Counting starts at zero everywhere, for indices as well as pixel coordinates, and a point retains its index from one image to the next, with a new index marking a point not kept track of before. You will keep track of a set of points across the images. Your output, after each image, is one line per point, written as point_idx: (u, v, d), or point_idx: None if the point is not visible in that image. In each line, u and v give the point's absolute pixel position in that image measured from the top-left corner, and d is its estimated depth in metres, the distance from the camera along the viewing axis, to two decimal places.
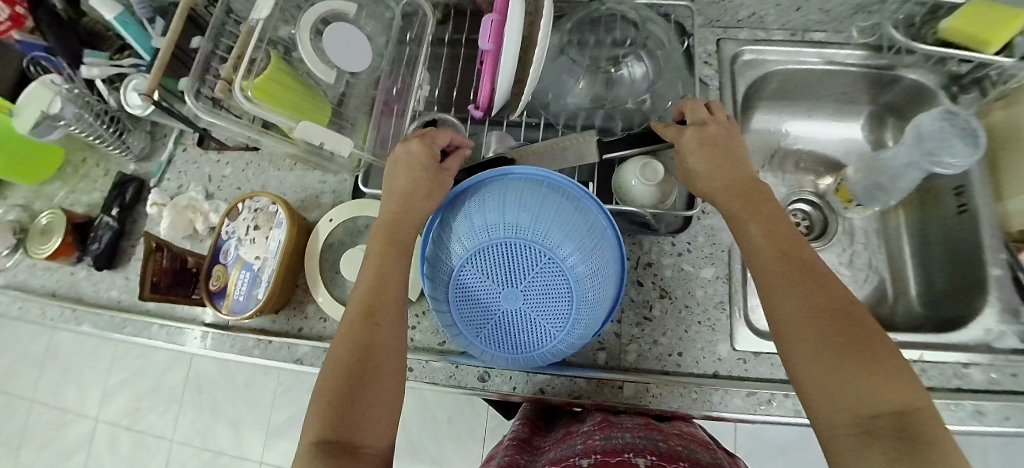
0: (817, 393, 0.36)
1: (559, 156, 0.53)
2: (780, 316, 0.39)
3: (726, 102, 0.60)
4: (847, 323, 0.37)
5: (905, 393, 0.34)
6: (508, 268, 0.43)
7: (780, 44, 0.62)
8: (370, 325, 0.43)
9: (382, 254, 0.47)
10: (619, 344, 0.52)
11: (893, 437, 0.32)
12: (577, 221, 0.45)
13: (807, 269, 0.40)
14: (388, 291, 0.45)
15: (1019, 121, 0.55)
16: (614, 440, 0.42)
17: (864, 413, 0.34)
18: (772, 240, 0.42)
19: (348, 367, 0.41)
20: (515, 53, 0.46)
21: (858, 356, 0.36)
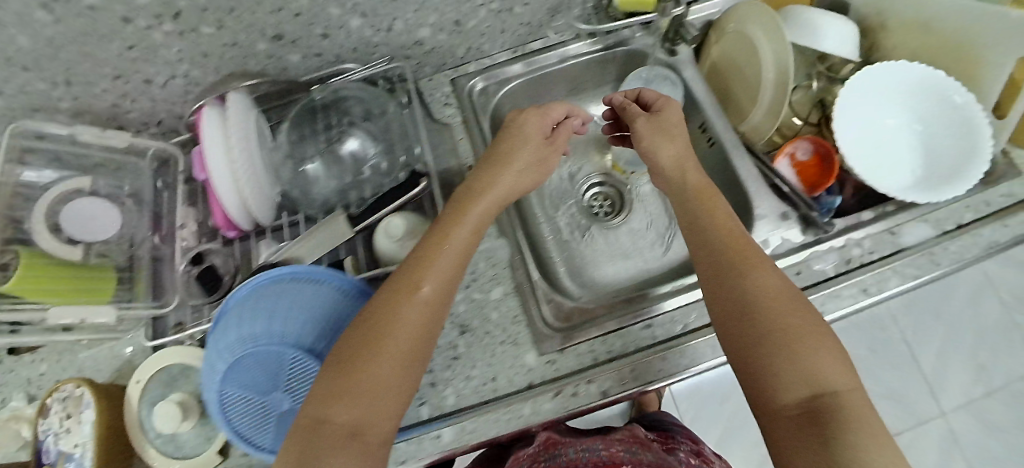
0: (762, 375, 0.40)
1: (320, 243, 0.55)
2: (739, 296, 0.43)
3: (473, 131, 0.65)
4: (797, 311, 0.42)
5: (835, 380, 0.38)
6: (267, 374, 0.44)
7: (507, 64, 0.69)
8: (383, 355, 0.40)
9: (419, 259, 0.45)
10: (437, 391, 0.53)
11: (824, 414, 0.37)
12: (320, 305, 0.47)
13: (759, 259, 0.46)
14: (409, 296, 0.43)
15: (729, 52, 0.66)
16: (559, 458, 0.47)
17: (800, 397, 0.38)
18: (730, 240, 0.48)
19: (324, 405, 0.38)
20: (226, 177, 0.50)
21: (799, 340, 0.40)
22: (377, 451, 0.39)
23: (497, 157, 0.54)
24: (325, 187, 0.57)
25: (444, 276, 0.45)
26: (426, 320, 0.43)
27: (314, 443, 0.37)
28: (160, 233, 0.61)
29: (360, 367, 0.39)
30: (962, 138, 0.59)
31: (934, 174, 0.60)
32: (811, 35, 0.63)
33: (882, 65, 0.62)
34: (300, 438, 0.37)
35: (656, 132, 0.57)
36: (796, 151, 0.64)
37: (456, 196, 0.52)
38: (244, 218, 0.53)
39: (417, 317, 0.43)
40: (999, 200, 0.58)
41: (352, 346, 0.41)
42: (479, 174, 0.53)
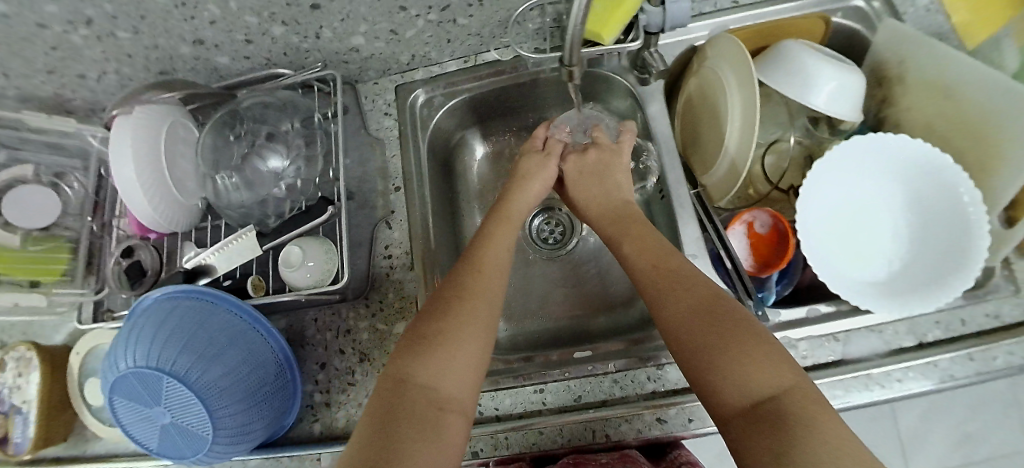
0: (705, 390, 0.39)
1: (235, 255, 0.56)
2: (666, 315, 0.43)
3: (406, 148, 0.61)
4: (723, 319, 0.41)
5: (773, 385, 0.37)
6: (146, 391, 0.46)
7: (453, 77, 0.63)
8: (465, 326, 0.44)
9: (464, 274, 0.48)
10: (330, 413, 0.56)
11: (769, 424, 0.35)
12: (201, 330, 0.49)
13: (677, 272, 0.45)
14: (428, 319, 0.45)
15: (704, 91, 0.59)
16: None
17: (742, 408, 0.37)
18: (649, 262, 0.47)
19: (417, 365, 0.42)
20: (128, 192, 0.51)
21: (733, 342, 0.39)
22: (455, 428, 0.40)
23: (503, 213, 0.56)
24: (237, 203, 0.56)
25: (495, 270, 0.49)
26: (494, 293, 0.48)
27: (405, 401, 0.40)
28: (100, 218, 0.62)
29: (450, 333, 0.44)
30: (950, 233, 0.52)
31: (912, 273, 0.54)
32: (800, 83, 0.55)
33: (873, 137, 0.55)
34: (390, 400, 0.40)
35: (584, 175, 0.59)
36: (754, 219, 0.57)
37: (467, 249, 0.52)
38: (166, 229, 0.56)
39: (484, 292, 0.47)
40: (979, 319, 0.53)
41: (391, 375, 0.42)
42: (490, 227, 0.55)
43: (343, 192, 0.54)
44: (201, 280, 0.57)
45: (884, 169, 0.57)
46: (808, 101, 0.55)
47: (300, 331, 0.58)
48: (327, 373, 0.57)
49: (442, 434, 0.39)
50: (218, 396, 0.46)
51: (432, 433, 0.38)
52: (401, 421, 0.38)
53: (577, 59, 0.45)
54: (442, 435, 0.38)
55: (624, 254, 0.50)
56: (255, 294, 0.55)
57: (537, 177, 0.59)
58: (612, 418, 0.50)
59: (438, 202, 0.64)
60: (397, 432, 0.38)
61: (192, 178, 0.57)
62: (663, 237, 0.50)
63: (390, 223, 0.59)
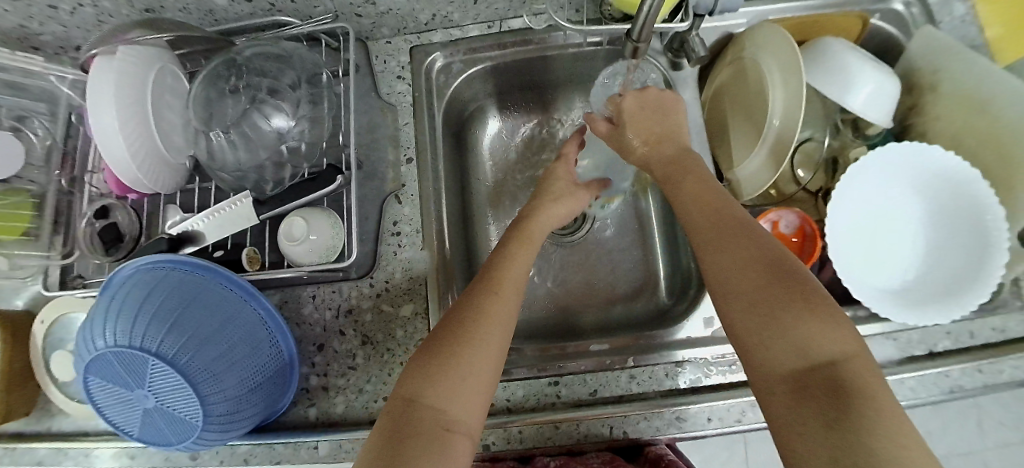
0: (751, 347, 0.36)
1: (228, 223, 0.51)
2: (727, 265, 0.39)
3: (421, 117, 0.57)
4: (782, 277, 0.37)
5: (832, 349, 0.34)
6: (129, 372, 0.42)
7: (475, 43, 0.58)
8: (484, 352, 0.40)
9: (485, 295, 0.43)
10: (327, 398, 0.52)
11: (819, 391, 0.32)
12: (193, 308, 0.44)
13: (733, 223, 0.41)
14: (441, 341, 0.40)
15: (741, 80, 0.56)
16: None
17: (793, 369, 0.34)
18: (704, 210, 0.43)
19: (425, 386, 0.38)
20: (110, 149, 0.45)
21: (793, 299, 0.36)
22: (462, 452, 0.37)
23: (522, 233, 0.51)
24: (232, 165, 0.50)
25: (514, 288, 0.45)
26: (509, 316, 0.43)
27: (414, 423, 0.36)
28: (68, 174, 0.56)
29: (464, 354, 0.39)
30: (972, 253, 0.52)
31: (927, 287, 0.55)
32: (840, 83, 0.53)
33: (902, 147, 0.55)
34: (398, 424, 0.36)
35: (636, 118, 0.52)
36: (780, 219, 0.55)
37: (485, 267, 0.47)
38: (148, 190, 0.50)
39: (501, 313, 0.42)
40: (987, 332, 0.54)
41: (396, 403, 0.38)
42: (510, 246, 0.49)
43: (354, 160, 0.49)
44: (186, 249, 0.51)
45: (908, 183, 0.57)
46: (844, 102, 0.53)
47: (296, 308, 0.54)
48: (325, 355, 0.53)
49: (450, 461, 0.35)
50: (211, 379, 0.42)
51: (440, 460, 0.35)
52: (409, 448, 0.34)
53: (646, 34, 0.42)
54: (450, 459, 0.35)
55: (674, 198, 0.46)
56: (249, 268, 0.50)
57: (564, 194, 0.56)
58: (630, 415, 0.49)
59: (450, 178, 0.60)
60: (404, 450, 0.34)
61: (180, 132, 0.51)
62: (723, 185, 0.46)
63: (400, 198, 0.55)
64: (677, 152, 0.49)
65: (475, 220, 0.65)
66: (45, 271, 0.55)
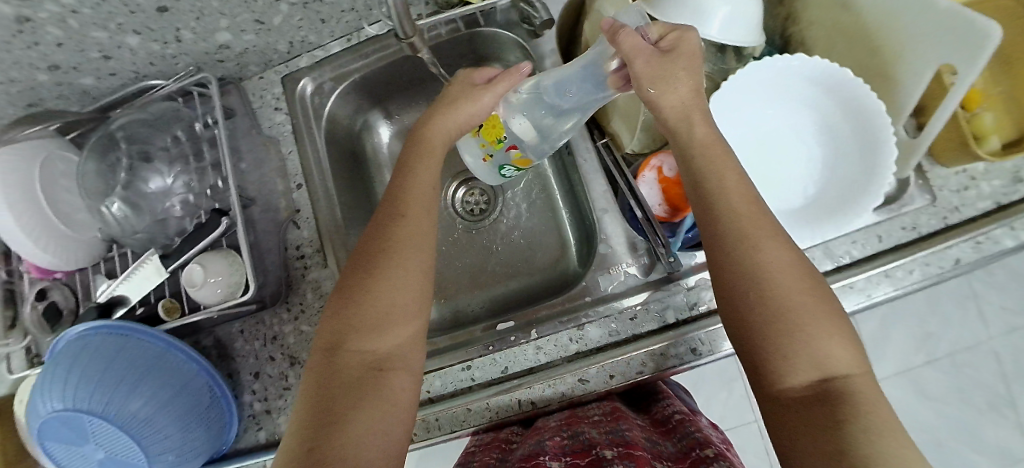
0: (772, 353, 0.36)
1: (143, 282, 0.55)
2: (762, 264, 0.38)
3: (303, 142, 0.59)
4: (813, 290, 0.37)
5: (846, 364, 0.35)
6: (75, 431, 0.48)
7: (339, 59, 0.60)
8: (404, 274, 0.41)
9: (399, 219, 0.43)
10: (271, 420, 0.56)
11: (837, 400, 0.34)
12: (116, 365, 0.49)
13: (767, 226, 0.39)
14: (369, 277, 0.41)
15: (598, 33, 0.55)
16: (581, 435, 0.46)
17: (809, 381, 0.35)
18: (738, 208, 0.40)
19: (350, 330, 0.40)
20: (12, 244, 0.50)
21: (822, 315, 0.36)
22: (400, 385, 0.39)
23: (420, 149, 0.49)
24: (131, 229, 0.54)
25: (423, 207, 0.45)
26: (423, 240, 0.43)
27: (349, 369, 0.39)
28: (9, 266, 0.61)
29: (380, 289, 0.40)
30: (864, 155, 0.51)
31: (827, 198, 0.53)
32: (690, 11, 0.52)
33: (766, 62, 0.53)
34: (331, 371, 0.39)
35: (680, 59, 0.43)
36: (662, 164, 0.54)
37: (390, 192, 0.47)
38: (68, 267, 0.54)
39: (413, 237, 0.43)
40: (895, 234, 0.53)
41: (321, 348, 0.41)
42: (408, 160, 0.48)
43: (235, 200, 0.52)
44: (117, 312, 0.56)
45: (789, 97, 0.55)
46: (705, 30, 0.52)
47: (228, 344, 0.58)
48: (261, 382, 0.57)
49: (388, 394, 0.39)
50: (143, 426, 0.48)
51: (373, 401, 0.38)
52: (342, 395, 0.37)
53: (412, 28, 0.42)
54: (384, 391, 0.38)
55: (704, 188, 0.41)
56: (168, 318, 0.54)
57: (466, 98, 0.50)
58: (535, 386, 0.51)
59: (348, 192, 0.62)
60: (334, 397, 0.37)
61: (83, 209, 0.55)
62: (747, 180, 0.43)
63: (298, 223, 0.58)
64: (705, 134, 0.43)
65: None
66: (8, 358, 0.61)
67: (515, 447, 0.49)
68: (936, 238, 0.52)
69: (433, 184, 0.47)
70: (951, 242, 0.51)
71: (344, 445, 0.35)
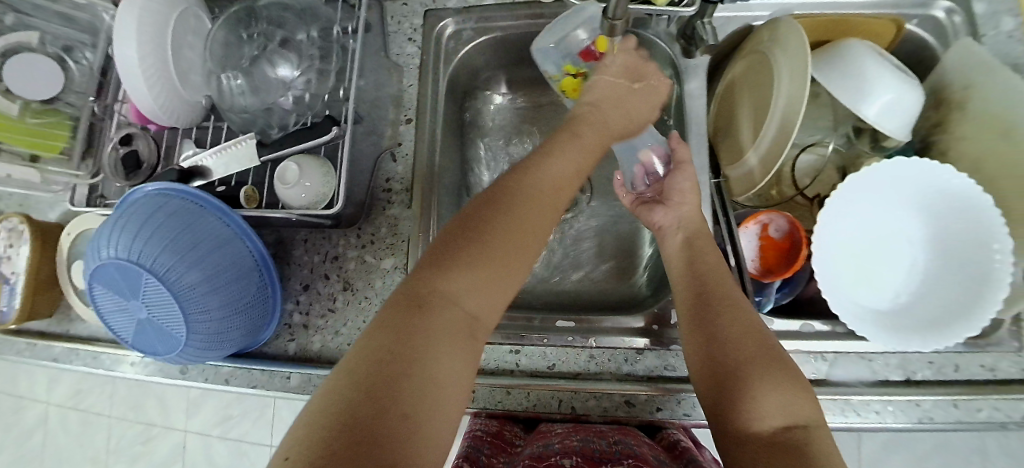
0: (741, 397, 0.37)
1: (233, 162, 0.55)
2: (729, 320, 0.41)
3: (425, 79, 0.58)
4: (771, 347, 0.39)
5: (806, 415, 0.35)
6: (124, 282, 0.46)
7: (488, 12, 0.59)
8: (515, 256, 0.41)
9: (531, 195, 0.43)
10: (307, 335, 0.56)
11: (795, 448, 0.33)
12: (187, 237, 0.48)
13: (733, 291, 0.44)
14: (490, 240, 0.40)
15: (754, 75, 0.54)
16: (591, 443, 0.45)
17: (769, 427, 0.34)
18: (715, 266, 0.46)
19: (447, 275, 0.38)
20: (129, 86, 0.49)
21: (779, 368, 0.37)
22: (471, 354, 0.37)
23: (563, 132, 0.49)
24: (240, 108, 0.53)
25: (548, 198, 0.44)
26: (539, 227, 0.43)
27: (431, 312, 0.36)
28: (103, 101, 0.61)
29: (496, 261, 0.39)
30: (967, 282, 0.49)
31: (917, 310, 0.52)
32: (855, 89, 0.50)
33: (893, 163, 0.51)
34: (415, 316, 0.35)
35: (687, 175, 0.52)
36: (769, 223, 0.55)
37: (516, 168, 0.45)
38: (166, 122, 0.54)
39: (526, 213, 0.42)
40: (972, 369, 0.51)
41: (409, 290, 0.37)
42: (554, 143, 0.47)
43: (351, 113, 0.50)
44: (195, 182, 0.56)
45: (911, 200, 0.54)
46: (859, 110, 0.51)
47: (288, 249, 0.58)
48: (308, 295, 0.57)
49: (459, 357, 0.36)
50: (196, 300, 0.47)
51: (449, 351, 0.35)
52: (427, 332, 0.35)
53: (621, 12, 0.42)
54: (459, 354, 0.36)
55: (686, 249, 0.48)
56: (247, 205, 0.54)
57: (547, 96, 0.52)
58: (580, 392, 0.50)
59: (448, 142, 0.61)
60: (422, 350, 0.33)
61: (198, 72, 0.55)
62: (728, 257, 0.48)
63: (395, 156, 0.58)
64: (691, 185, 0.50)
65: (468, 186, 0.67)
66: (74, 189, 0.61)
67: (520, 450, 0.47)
68: (1011, 386, 0.51)
69: (565, 178, 0.46)
70: None
71: (419, 377, 0.32)
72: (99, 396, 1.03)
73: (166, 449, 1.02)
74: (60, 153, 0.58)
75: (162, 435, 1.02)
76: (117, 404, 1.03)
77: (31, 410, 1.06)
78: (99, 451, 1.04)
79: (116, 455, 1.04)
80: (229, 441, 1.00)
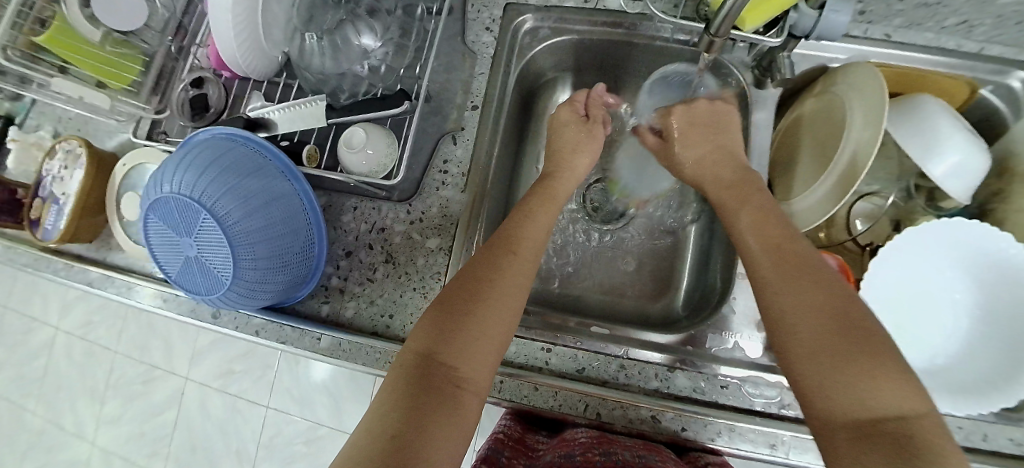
0: (816, 390, 0.35)
1: (299, 119, 0.55)
2: (791, 306, 0.38)
3: (496, 69, 0.59)
4: (844, 323, 0.36)
5: (898, 403, 0.32)
6: (181, 220, 0.46)
7: (568, 13, 0.58)
8: (502, 312, 0.43)
9: (513, 260, 0.45)
10: (342, 300, 0.56)
11: (890, 443, 0.31)
12: (245, 184, 0.48)
13: (804, 265, 0.40)
14: (479, 308, 0.42)
15: (824, 116, 0.54)
16: (614, 456, 0.45)
17: (853, 418, 0.33)
18: (768, 245, 0.43)
19: (445, 343, 0.40)
20: (216, 29, 0.50)
21: (857, 346, 0.34)
22: (471, 408, 0.39)
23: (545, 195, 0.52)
24: (317, 68, 0.53)
25: (530, 254, 0.47)
26: (523, 282, 0.45)
27: (434, 381, 0.38)
28: (179, 41, 0.63)
29: (483, 322, 0.41)
30: (1011, 353, 0.49)
31: (954, 373, 0.51)
32: (924, 145, 0.50)
33: (954, 222, 0.51)
34: (420, 387, 0.38)
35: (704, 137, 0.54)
36: None
37: (500, 232, 0.48)
38: (242, 71, 0.55)
39: (515, 277, 0.45)
40: (1001, 441, 0.51)
41: (409, 362, 0.40)
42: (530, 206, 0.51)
43: (423, 92, 0.52)
44: (259, 133, 0.57)
45: (961, 263, 0.53)
46: (926, 167, 0.51)
47: (337, 213, 0.59)
48: (350, 262, 0.57)
49: (461, 414, 0.38)
50: (247, 247, 0.47)
51: (452, 416, 0.37)
52: (428, 398, 0.37)
53: (724, 32, 0.43)
54: (459, 413, 0.38)
55: (738, 229, 0.46)
56: (307, 164, 0.55)
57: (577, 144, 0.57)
58: (607, 400, 0.50)
59: (506, 135, 0.62)
60: (427, 423, 0.36)
61: (281, 28, 0.56)
62: (789, 221, 0.45)
63: (456, 139, 0.58)
64: (738, 176, 0.50)
65: (516, 181, 0.67)
66: (137, 122, 0.62)
67: (541, 455, 0.49)
68: None
69: (542, 240, 0.49)
70: None
71: (425, 450, 0.34)
72: (109, 329, 1.04)
73: (164, 393, 1.03)
74: (129, 86, 0.60)
75: (162, 378, 1.03)
76: (125, 341, 1.03)
77: (40, 332, 1.07)
78: (99, 384, 1.05)
79: (115, 390, 1.04)
80: (226, 395, 1.01)
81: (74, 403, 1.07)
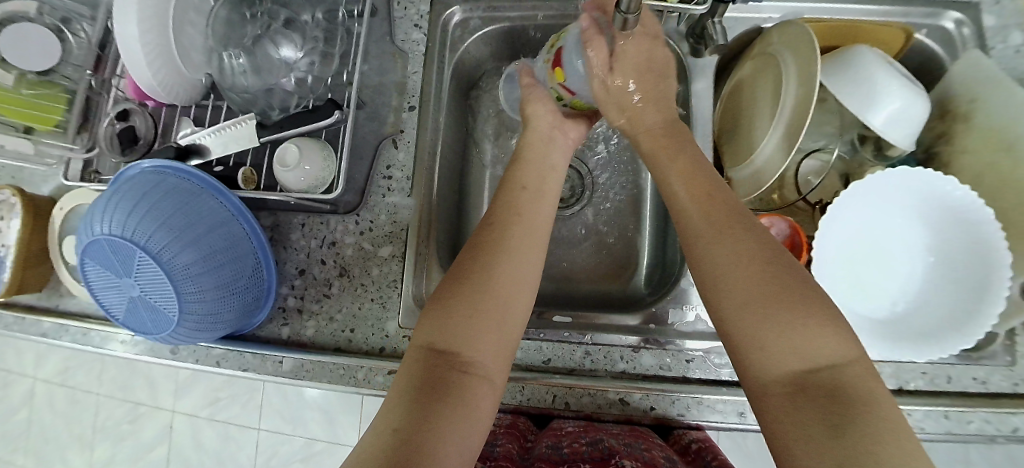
0: (752, 344, 0.35)
1: (230, 142, 0.54)
2: (721, 259, 0.38)
3: (429, 66, 0.58)
4: (772, 275, 0.36)
5: (833, 354, 0.33)
6: (118, 261, 0.44)
7: None
8: (506, 289, 0.42)
9: (507, 235, 0.45)
10: (301, 320, 0.56)
11: (825, 398, 0.31)
12: (175, 212, 0.47)
13: (730, 214, 0.40)
14: (474, 289, 0.41)
15: (761, 78, 0.54)
16: (603, 444, 0.45)
17: (789, 373, 0.33)
18: (696, 198, 0.42)
19: (442, 332, 0.40)
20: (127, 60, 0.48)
21: (789, 299, 0.35)
22: (481, 392, 0.38)
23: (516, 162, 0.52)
24: (241, 88, 0.52)
25: (529, 225, 0.46)
26: (531, 258, 0.44)
27: (437, 371, 0.37)
28: (100, 75, 0.59)
29: (484, 301, 0.41)
30: (968, 292, 0.49)
31: (916, 317, 0.52)
32: (861, 95, 0.50)
33: (903, 171, 0.51)
34: (427, 376, 0.37)
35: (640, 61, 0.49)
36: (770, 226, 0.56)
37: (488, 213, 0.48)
38: (166, 101, 0.53)
39: (519, 255, 0.44)
40: (964, 381, 0.51)
41: (419, 354, 0.39)
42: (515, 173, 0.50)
43: (353, 99, 0.50)
44: (193, 160, 0.55)
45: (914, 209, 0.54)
46: (866, 117, 0.50)
47: (285, 233, 0.58)
48: (304, 280, 0.56)
49: (471, 399, 0.37)
50: (194, 274, 0.46)
51: (462, 403, 0.36)
52: (439, 387, 0.36)
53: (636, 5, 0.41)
54: (468, 398, 0.37)
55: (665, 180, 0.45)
56: (244, 187, 0.54)
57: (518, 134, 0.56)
58: (575, 389, 0.50)
59: (450, 132, 0.61)
60: (434, 411, 0.35)
61: (200, 49, 0.54)
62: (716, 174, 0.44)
63: (397, 143, 0.57)
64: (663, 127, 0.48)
65: (468, 177, 0.66)
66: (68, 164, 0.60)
67: (532, 445, 0.48)
68: (1001, 400, 0.51)
69: (542, 212, 0.48)
70: (1016, 409, 0.50)
71: (436, 442, 0.33)
72: (87, 372, 1.03)
73: (152, 429, 1.02)
74: (55, 127, 0.57)
75: (149, 415, 1.01)
76: (106, 383, 1.02)
77: (18, 385, 1.05)
78: (85, 428, 1.03)
79: (102, 433, 1.03)
80: (215, 424, 1.00)
81: (63, 449, 1.05)
